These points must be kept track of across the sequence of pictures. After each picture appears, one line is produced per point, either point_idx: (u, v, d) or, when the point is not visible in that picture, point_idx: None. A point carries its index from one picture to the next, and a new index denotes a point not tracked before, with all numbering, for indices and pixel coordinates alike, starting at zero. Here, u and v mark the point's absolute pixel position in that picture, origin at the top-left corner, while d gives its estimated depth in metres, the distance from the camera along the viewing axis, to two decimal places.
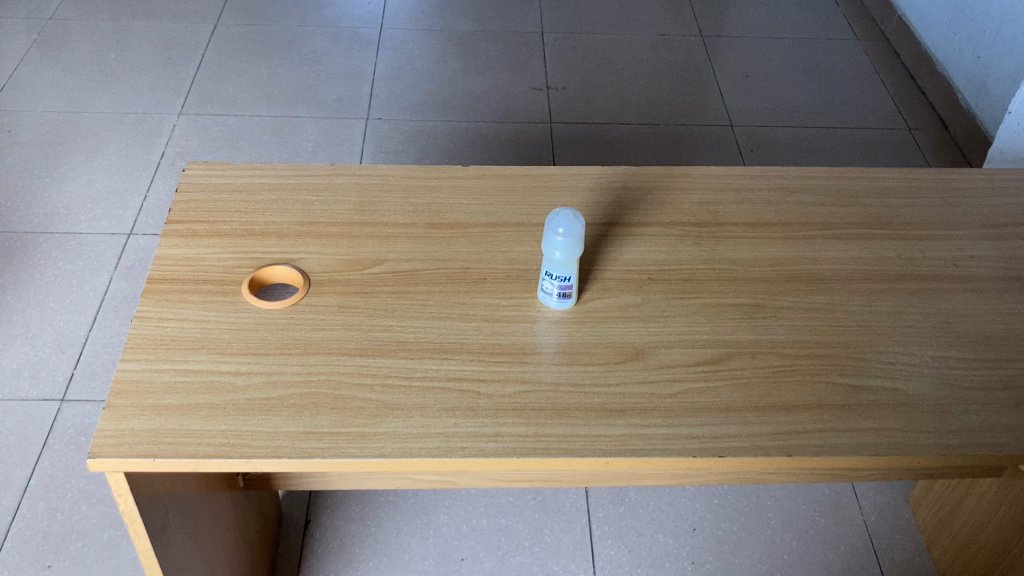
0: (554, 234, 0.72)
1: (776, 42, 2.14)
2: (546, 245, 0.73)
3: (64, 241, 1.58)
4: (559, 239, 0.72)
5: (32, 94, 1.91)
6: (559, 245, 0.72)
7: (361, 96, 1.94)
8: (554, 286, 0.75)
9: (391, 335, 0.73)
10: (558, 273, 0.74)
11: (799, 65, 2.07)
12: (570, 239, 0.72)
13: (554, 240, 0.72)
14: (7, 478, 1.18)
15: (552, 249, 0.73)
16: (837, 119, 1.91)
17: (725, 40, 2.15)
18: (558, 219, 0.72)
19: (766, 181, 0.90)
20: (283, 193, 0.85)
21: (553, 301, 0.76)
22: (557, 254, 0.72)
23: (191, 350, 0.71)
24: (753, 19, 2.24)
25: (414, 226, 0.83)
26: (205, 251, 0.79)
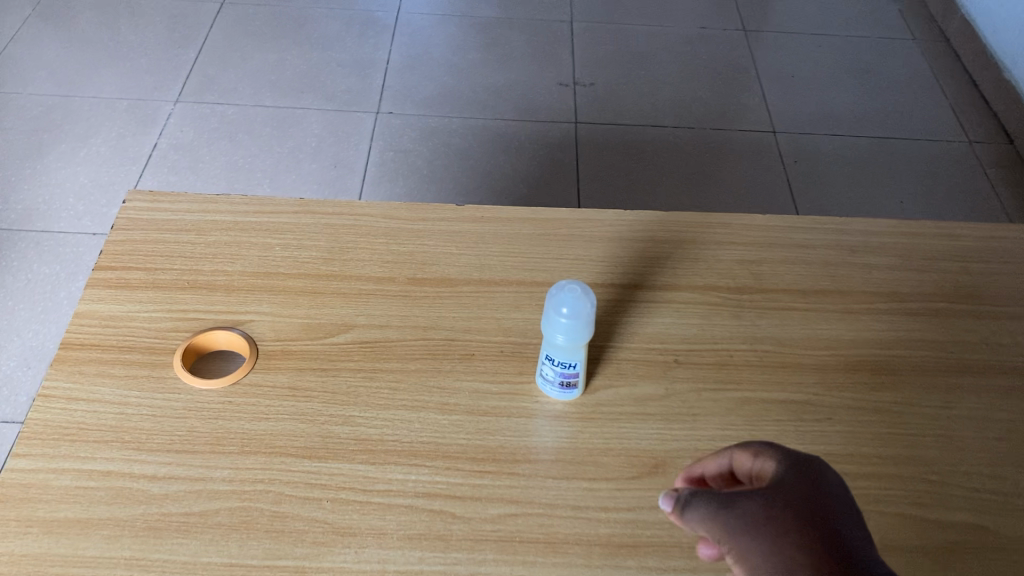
0: (557, 316, 0.56)
1: (825, 40, 1.97)
2: (547, 325, 0.58)
3: (41, 240, 1.44)
4: (562, 323, 0.56)
5: (19, 74, 1.75)
6: (561, 328, 0.57)
7: (373, 86, 1.77)
8: (555, 373, 0.60)
9: (350, 430, 0.59)
10: (561, 359, 0.59)
11: (852, 67, 1.90)
12: (576, 323, 0.56)
13: (557, 322, 0.57)
14: None
15: (553, 331, 0.57)
16: (891, 128, 1.74)
17: (770, 36, 1.98)
18: (563, 294, 0.57)
19: (821, 235, 0.75)
20: (238, 234, 0.71)
21: (553, 390, 0.61)
22: (559, 339, 0.57)
23: (101, 442, 0.57)
24: (801, 13, 2.06)
25: (392, 282, 0.69)
26: (136, 309, 0.65)
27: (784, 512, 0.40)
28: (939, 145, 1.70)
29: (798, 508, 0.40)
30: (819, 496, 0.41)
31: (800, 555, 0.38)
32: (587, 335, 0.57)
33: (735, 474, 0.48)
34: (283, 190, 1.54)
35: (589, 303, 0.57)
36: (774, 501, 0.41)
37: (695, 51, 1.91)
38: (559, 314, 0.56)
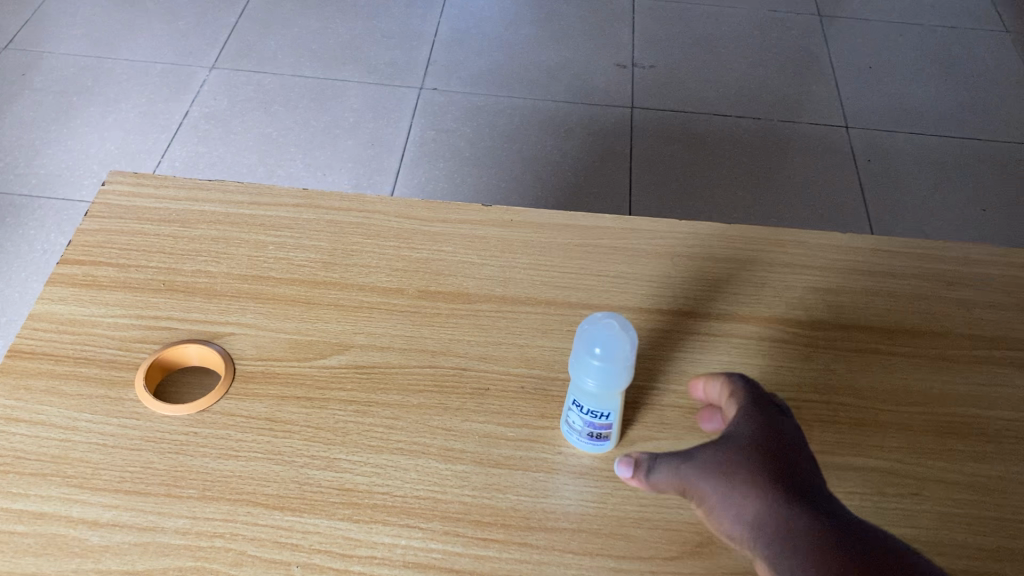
0: (589, 355, 0.46)
1: (907, 29, 1.82)
2: (577, 367, 0.47)
3: (61, 210, 1.36)
4: (595, 365, 0.46)
5: (53, 33, 1.68)
6: (594, 372, 0.46)
7: (418, 60, 1.66)
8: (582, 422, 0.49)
9: (333, 477, 0.49)
10: (591, 406, 0.48)
11: (937, 60, 1.74)
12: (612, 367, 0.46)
13: (589, 363, 0.46)
14: None
15: (584, 374, 0.47)
16: (977, 128, 1.59)
17: (847, 23, 1.83)
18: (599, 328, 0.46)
19: (911, 263, 0.63)
20: (229, 229, 0.62)
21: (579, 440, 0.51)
22: (589, 383, 0.47)
23: (39, 476, 0.48)
24: None
25: (400, 294, 0.59)
26: (100, 313, 0.56)
27: (743, 462, 0.41)
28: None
29: (752, 456, 0.41)
30: (774, 438, 0.42)
31: (761, 506, 0.39)
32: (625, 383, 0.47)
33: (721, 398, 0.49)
34: (317, 168, 1.44)
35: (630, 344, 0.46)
36: (730, 449, 0.42)
37: (765, 35, 1.78)
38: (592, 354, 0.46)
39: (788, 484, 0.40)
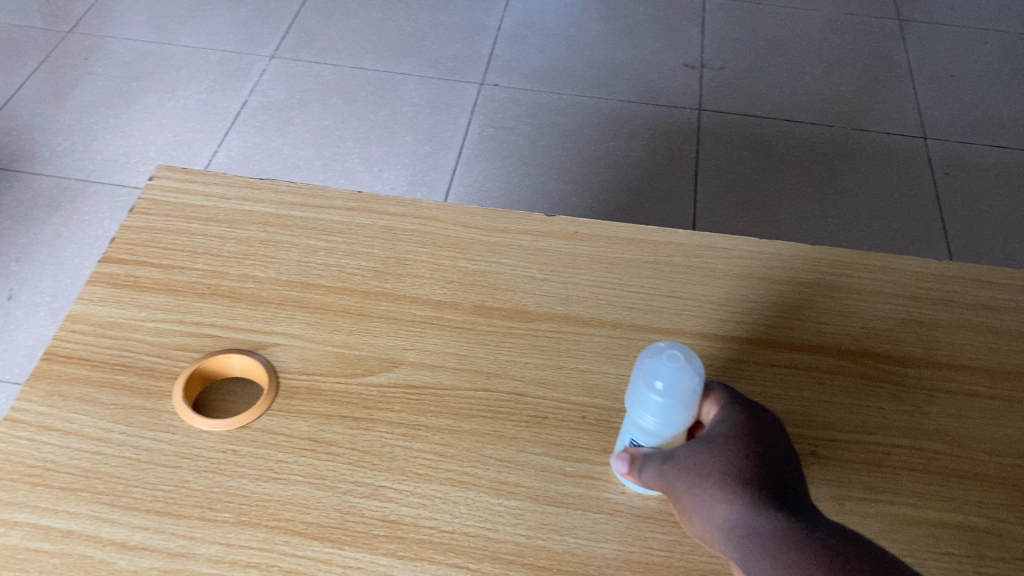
0: (649, 391, 0.41)
1: (991, 36, 1.73)
2: (636, 400, 0.42)
3: (116, 197, 1.35)
4: (655, 401, 0.41)
5: (117, 19, 1.68)
6: (655, 408, 0.41)
7: (480, 55, 1.62)
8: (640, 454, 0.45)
9: (377, 507, 0.46)
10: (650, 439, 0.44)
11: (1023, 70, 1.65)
12: (675, 406, 0.41)
13: (650, 401, 0.41)
14: None
15: (643, 409, 0.42)
16: None
17: (927, 28, 1.75)
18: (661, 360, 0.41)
19: (1013, 296, 0.57)
20: (278, 231, 0.58)
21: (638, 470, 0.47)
22: (649, 420, 0.42)
23: (68, 491, 0.45)
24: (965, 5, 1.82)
25: (455, 309, 0.55)
26: (141, 317, 0.53)
27: (712, 458, 0.40)
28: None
29: (725, 450, 0.40)
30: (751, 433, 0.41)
31: (724, 500, 0.38)
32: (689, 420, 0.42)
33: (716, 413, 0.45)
34: (373, 163, 1.41)
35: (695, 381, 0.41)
36: (705, 445, 0.41)
37: (839, 39, 1.71)
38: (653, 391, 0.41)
39: (754, 477, 0.39)
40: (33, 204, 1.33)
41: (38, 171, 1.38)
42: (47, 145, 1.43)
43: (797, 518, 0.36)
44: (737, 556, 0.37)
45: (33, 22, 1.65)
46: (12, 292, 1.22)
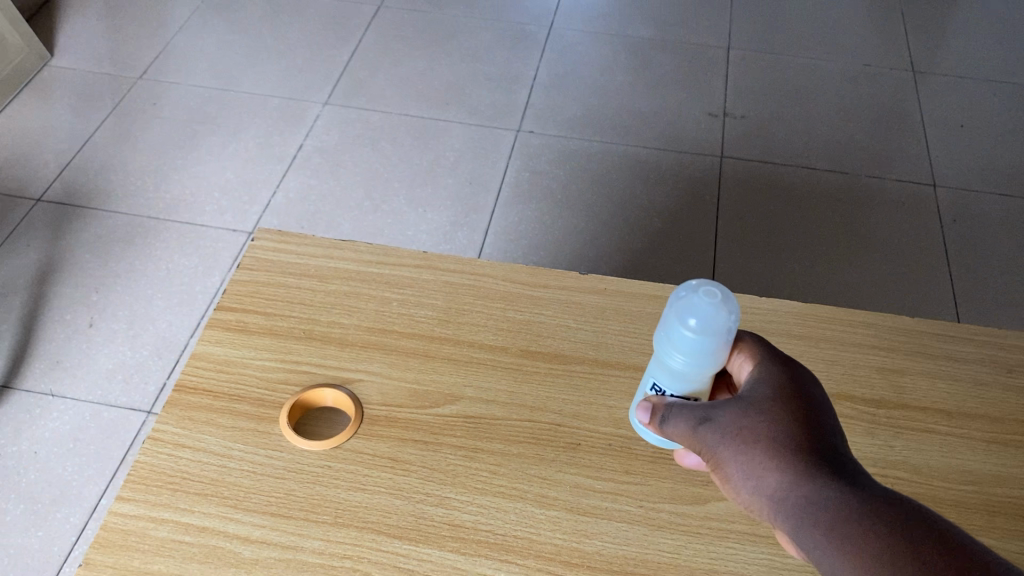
0: (680, 325, 0.48)
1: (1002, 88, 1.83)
2: (670, 340, 0.49)
3: (183, 234, 1.44)
4: (689, 337, 0.48)
5: (181, 64, 1.77)
6: (689, 344, 0.48)
7: (517, 103, 1.72)
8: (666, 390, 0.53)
9: (444, 513, 0.57)
10: (676, 376, 0.51)
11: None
12: (704, 339, 0.48)
13: (680, 334, 0.49)
14: (81, 491, 1.11)
15: (677, 348, 0.49)
16: None
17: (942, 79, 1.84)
18: (694, 299, 0.48)
19: (973, 349, 0.68)
20: (358, 284, 0.71)
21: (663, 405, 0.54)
22: (678, 354, 0.50)
23: (201, 495, 0.57)
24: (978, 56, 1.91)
25: (505, 352, 0.67)
26: (251, 356, 0.65)
27: (759, 427, 0.45)
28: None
29: (770, 420, 0.45)
30: (792, 403, 0.46)
31: (774, 471, 0.43)
32: (714, 356, 0.49)
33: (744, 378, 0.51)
34: (419, 203, 1.51)
35: (722, 320, 0.48)
36: (750, 414, 0.46)
37: (858, 89, 1.79)
38: (683, 325, 0.48)
39: (799, 443, 0.44)
40: (110, 238, 1.43)
41: (113, 208, 1.47)
42: (120, 185, 1.52)
43: (844, 487, 0.41)
44: (789, 520, 0.42)
45: (103, 67, 1.74)
46: (93, 319, 1.30)
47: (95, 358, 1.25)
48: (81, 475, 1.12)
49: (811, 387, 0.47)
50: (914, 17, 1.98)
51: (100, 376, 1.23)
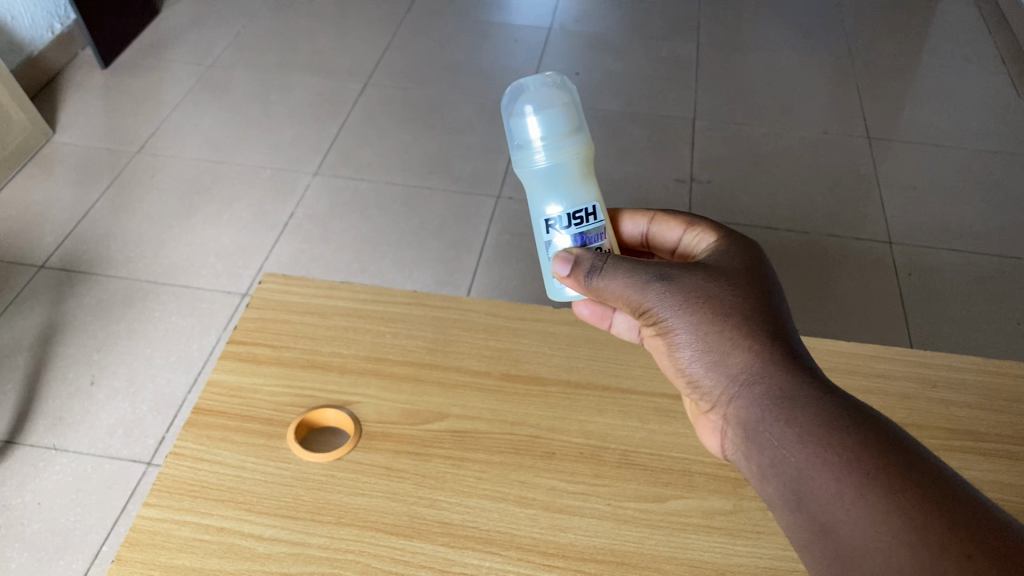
0: (522, 122, 0.62)
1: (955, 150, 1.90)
2: (523, 140, 0.63)
3: (180, 295, 1.45)
4: (527, 122, 0.62)
5: (177, 139, 1.82)
6: (534, 132, 0.62)
7: (497, 171, 1.77)
8: (557, 210, 0.62)
9: (435, 513, 0.64)
10: (552, 179, 0.62)
11: (989, 179, 1.79)
12: (544, 118, 0.62)
13: (525, 131, 0.62)
14: (80, 539, 1.11)
15: (529, 144, 0.62)
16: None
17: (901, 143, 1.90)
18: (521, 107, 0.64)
19: (902, 368, 0.77)
20: (356, 321, 0.79)
21: (564, 242, 0.62)
22: (536, 147, 0.62)
23: (219, 501, 0.64)
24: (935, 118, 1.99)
25: (486, 376, 0.75)
26: (261, 382, 0.73)
27: (726, 300, 0.55)
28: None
29: (734, 294, 0.56)
30: (753, 287, 0.56)
31: (734, 341, 0.54)
32: (564, 131, 0.62)
33: (647, 236, 0.73)
34: (405, 265, 1.54)
35: (550, 98, 0.62)
36: (718, 287, 0.56)
37: (819, 154, 1.85)
38: (524, 119, 0.62)
39: (758, 320, 0.54)
40: (110, 301, 1.44)
41: (113, 273, 1.49)
42: (120, 251, 1.54)
43: (789, 362, 0.53)
44: (742, 378, 0.53)
45: (104, 144, 1.80)
46: (94, 377, 1.31)
47: (96, 415, 1.25)
48: (80, 526, 1.12)
49: (763, 268, 0.59)
50: (870, 85, 2.08)
51: (102, 429, 1.23)
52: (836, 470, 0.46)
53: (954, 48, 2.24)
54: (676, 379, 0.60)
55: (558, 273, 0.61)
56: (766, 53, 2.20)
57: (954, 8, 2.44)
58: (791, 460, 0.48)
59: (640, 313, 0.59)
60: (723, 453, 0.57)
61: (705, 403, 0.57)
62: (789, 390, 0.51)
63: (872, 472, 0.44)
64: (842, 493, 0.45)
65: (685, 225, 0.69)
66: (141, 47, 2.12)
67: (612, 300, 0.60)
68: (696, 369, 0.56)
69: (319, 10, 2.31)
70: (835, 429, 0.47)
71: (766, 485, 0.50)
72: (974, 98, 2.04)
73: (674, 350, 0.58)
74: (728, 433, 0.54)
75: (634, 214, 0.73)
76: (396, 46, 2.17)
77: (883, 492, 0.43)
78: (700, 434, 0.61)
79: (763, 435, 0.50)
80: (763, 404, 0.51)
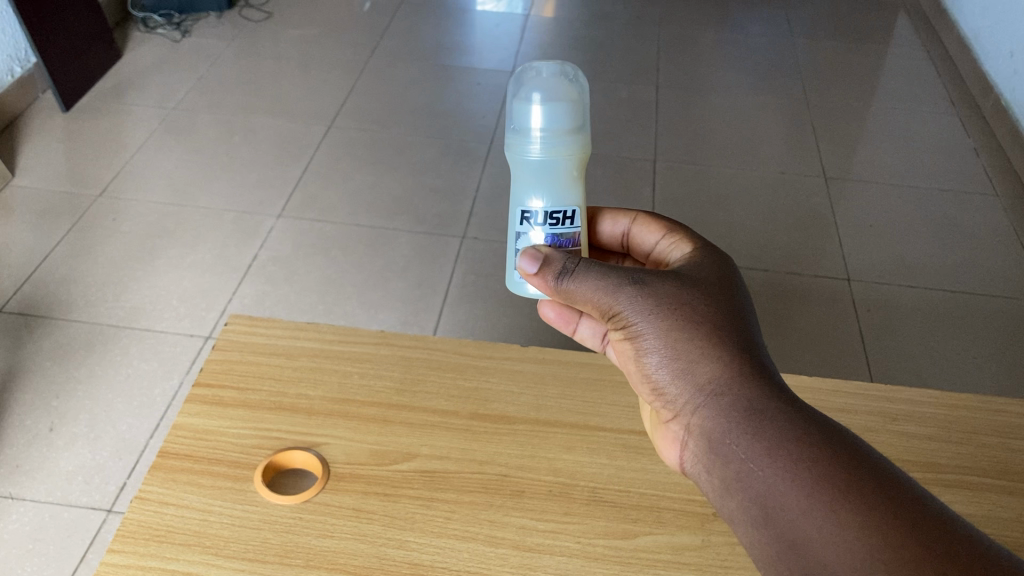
0: (525, 109, 0.61)
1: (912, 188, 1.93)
2: (522, 125, 0.62)
3: (142, 339, 1.43)
4: (532, 110, 0.61)
5: (139, 182, 1.81)
6: (535, 122, 0.61)
7: (462, 213, 1.78)
8: (540, 205, 0.63)
9: (404, 554, 0.64)
10: (542, 173, 0.63)
11: (941, 217, 1.83)
12: (549, 111, 0.61)
13: (526, 119, 0.61)
14: None
15: (527, 132, 0.62)
16: (982, 285, 1.65)
17: (857, 182, 1.94)
18: (525, 88, 0.62)
19: (863, 402, 0.79)
20: (324, 362, 0.79)
21: (539, 238, 0.64)
22: (533, 138, 0.61)
23: (185, 545, 0.63)
24: (891, 157, 2.03)
25: (454, 415, 0.75)
26: (227, 425, 0.73)
27: (699, 310, 0.56)
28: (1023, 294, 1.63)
29: (708, 304, 0.56)
30: (725, 298, 0.57)
31: (706, 349, 0.55)
32: (565, 129, 0.61)
33: (627, 235, 0.74)
34: (369, 306, 1.54)
35: (557, 90, 0.61)
36: (692, 297, 0.57)
37: (776, 194, 1.88)
38: (528, 107, 0.61)
39: (730, 331, 0.55)
40: (71, 346, 1.41)
41: (74, 317, 1.47)
42: (81, 295, 1.52)
43: (758, 374, 0.53)
44: (712, 387, 0.54)
45: (64, 187, 1.78)
46: (52, 424, 1.28)
47: (54, 462, 1.23)
48: None
49: (734, 281, 0.60)
50: (825, 127, 2.13)
51: (61, 477, 1.21)
52: (807, 486, 0.46)
53: (905, 91, 2.30)
54: (638, 387, 0.61)
55: (526, 269, 0.61)
56: (724, 95, 2.25)
57: (905, 52, 2.51)
58: (759, 473, 0.49)
59: (608, 318, 0.59)
60: (681, 464, 0.58)
61: (668, 412, 0.58)
62: (757, 402, 0.52)
63: (844, 490, 0.46)
64: (812, 509, 0.46)
65: (663, 230, 0.70)
66: (103, 90, 2.11)
67: (579, 303, 0.60)
68: (661, 377, 0.57)
69: (283, 55, 2.32)
70: (805, 445, 0.48)
71: (728, 497, 0.51)
72: (926, 139, 2.10)
73: (640, 357, 0.58)
74: (690, 443, 0.55)
75: (616, 215, 0.75)
76: (359, 88, 2.18)
77: (855, 510, 0.45)
78: (658, 444, 0.61)
79: (729, 446, 0.51)
80: (732, 414, 0.52)
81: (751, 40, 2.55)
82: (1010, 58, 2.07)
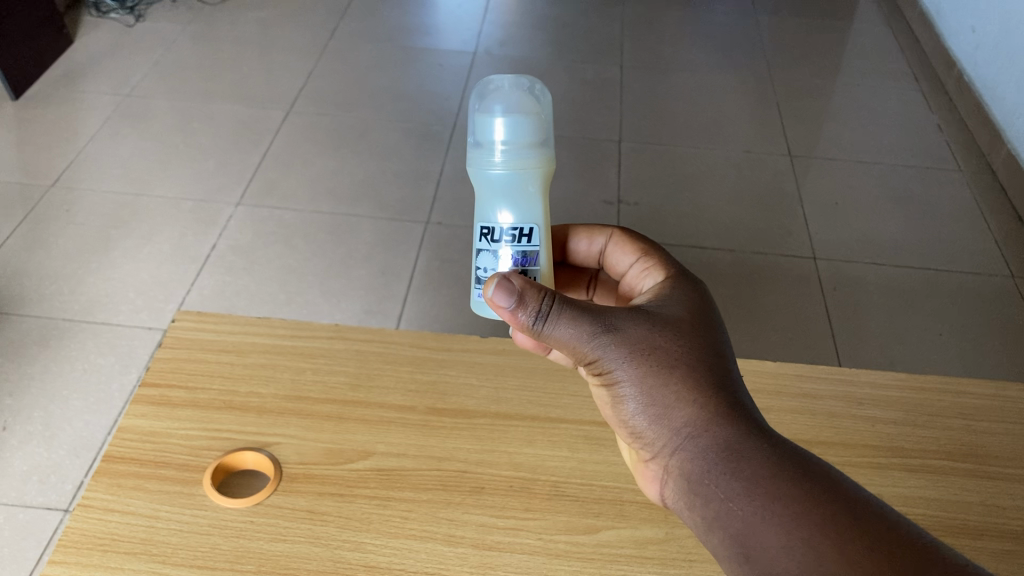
0: (487, 123, 0.58)
1: (879, 166, 1.91)
2: (483, 141, 0.58)
3: (99, 332, 1.40)
4: (495, 122, 0.57)
5: (94, 172, 1.76)
6: (498, 136, 0.58)
7: (425, 198, 1.75)
8: (501, 221, 0.60)
9: (360, 556, 0.62)
10: (504, 188, 0.59)
11: (904, 194, 1.83)
12: (513, 123, 0.57)
13: (489, 133, 0.58)
14: None
15: (490, 146, 0.58)
16: (946, 262, 1.65)
17: (822, 161, 1.92)
18: (488, 102, 0.59)
19: (828, 387, 0.78)
20: (275, 358, 0.77)
21: (505, 257, 0.61)
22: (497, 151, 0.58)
23: (131, 553, 0.61)
24: (854, 134, 2.02)
25: (411, 410, 0.73)
26: (175, 427, 0.70)
27: (674, 349, 0.55)
28: (987, 269, 1.63)
29: (681, 341, 0.55)
30: (698, 331, 0.56)
31: (683, 391, 0.54)
32: (527, 142, 0.58)
33: (605, 254, 0.72)
34: (332, 295, 1.51)
35: (520, 104, 0.58)
36: (665, 334, 0.55)
37: (740, 173, 1.87)
38: (492, 119, 0.57)
39: (703, 368, 0.54)
40: (25, 343, 1.37)
41: (28, 312, 1.43)
42: (36, 289, 1.48)
43: (733, 410, 0.53)
44: (690, 429, 0.53)
45: (15, 178, 1.73)
46: (6, 423, 1.25)
47: (8, 462, 1.19)
48: None
49: (705, 308, 0.59)
50: (789, 104, 2.12)
51: (15, 478, 1.17)
52: (786, 524, 0.47)
53: (868, 67, 2.30)
54: (613, 423, 0.60)
55: (497, 302, 0.55)
56: (690, 73, 2.23)
57: (866, 28, 2.51)
58: (738, 512, 0.49)
59: (583, 361, 0.56)
60: (662, 500, 0.57)
61: (646, 452, 0.57)
62: (735, 442, 0.51)
63: (823, 525, 0.46)
64: (794, 546, 0.46)
65: (642, 252, 0.68)
66: (55, 78, 2.05)
67: (552, 344, 0.56)
68: (639, 421, 0.56)
69: (241, 38, 2.27)
70: (780, 484, 0.49)
71: (708, 536, 0.51)
72: (889, 116, 2.09)
73: (617, 400, 0.57)
74: (669, 482, 0.55)
75: (592, 232, 0.72)
76: (320, 71, 2.14)
77: (833, 543, 0.45)
78: (636, 479, 0.61)
79: (708, 487, 0.51)
80: (711, 457, 0.51)
81: (715, 19, 2.53)
82: (972, 33, 2.06)
